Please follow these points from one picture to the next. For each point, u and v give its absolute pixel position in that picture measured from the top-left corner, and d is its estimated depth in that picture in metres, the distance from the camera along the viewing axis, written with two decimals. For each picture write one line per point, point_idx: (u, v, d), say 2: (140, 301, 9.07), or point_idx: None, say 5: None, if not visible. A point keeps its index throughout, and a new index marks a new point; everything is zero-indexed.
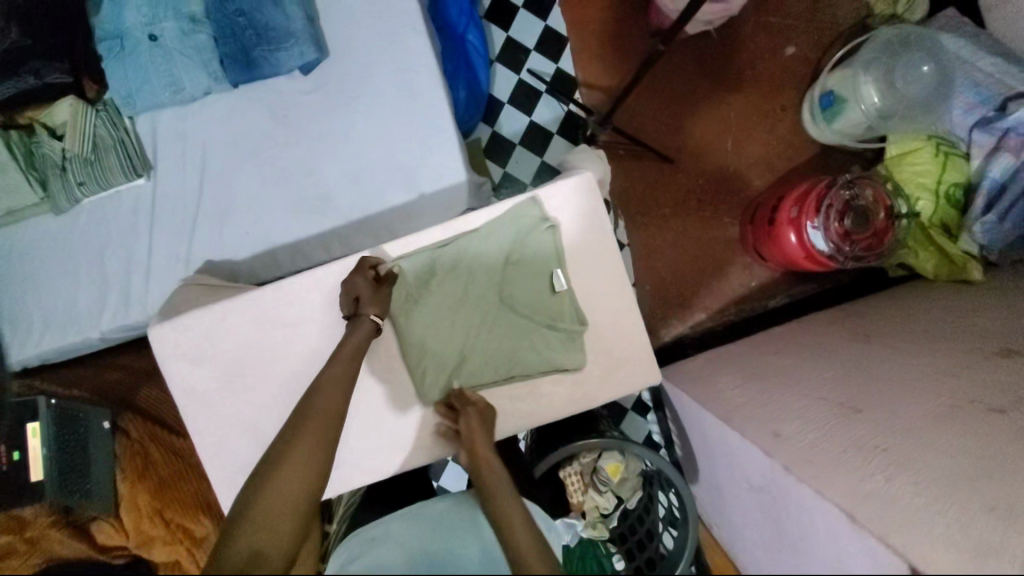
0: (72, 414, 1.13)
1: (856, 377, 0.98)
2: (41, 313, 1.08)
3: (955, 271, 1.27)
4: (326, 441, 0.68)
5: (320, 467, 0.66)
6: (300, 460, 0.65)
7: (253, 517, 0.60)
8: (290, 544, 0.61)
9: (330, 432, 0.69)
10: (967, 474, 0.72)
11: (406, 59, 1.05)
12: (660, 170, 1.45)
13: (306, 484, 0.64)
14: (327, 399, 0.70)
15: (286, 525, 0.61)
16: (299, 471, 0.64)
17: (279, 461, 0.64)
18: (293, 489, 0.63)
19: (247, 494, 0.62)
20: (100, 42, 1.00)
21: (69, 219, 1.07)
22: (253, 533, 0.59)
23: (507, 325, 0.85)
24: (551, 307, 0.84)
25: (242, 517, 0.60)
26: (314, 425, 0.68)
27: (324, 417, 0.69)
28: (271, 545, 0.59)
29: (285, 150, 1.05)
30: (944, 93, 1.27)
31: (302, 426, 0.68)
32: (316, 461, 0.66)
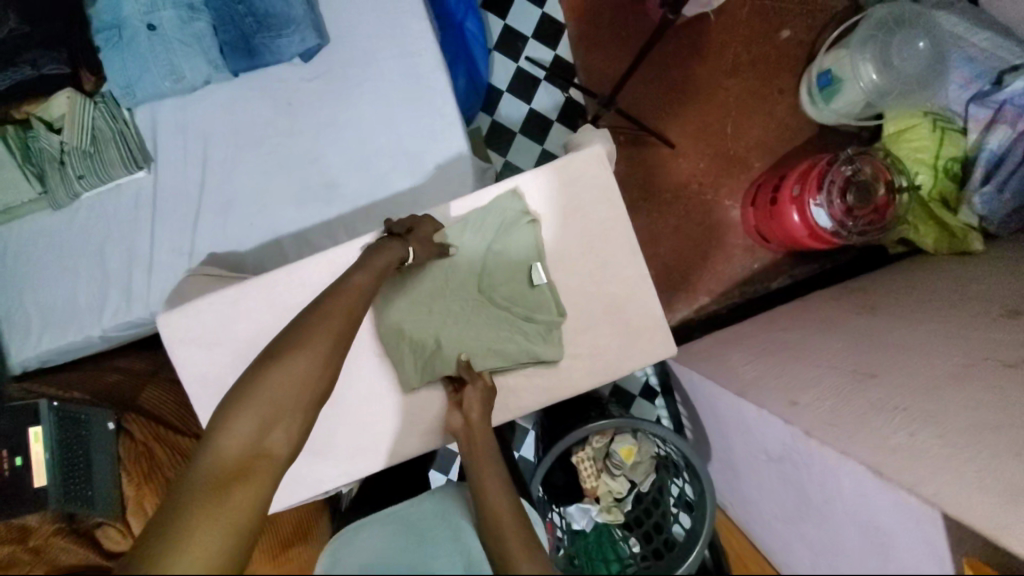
0: (74, 417, 1.05)
1: (870, 344, 0.98)
2: (41, 310, 1.06)
3: (956, 244, 1.29)
4: (334, 350, 0.66)
5: (324, 377, 0.64)
6: (312, 355, 0.64)
7: (246, 416, 0.59)
8: (287, 449, 0.61)
9: (339, 342, 0.67)
10: (993, 423, 0.68)
11: (407, 43, 1.04)
12: (660, 154, 1.45)
13: (308, 392, 0.63)
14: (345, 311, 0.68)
15: (282, 432, 0.60)
16: (301, 380, 0.62)
17: (280, 364, 0.62)
18: (291, 396, 0.62)
19: (241, 388, 0.61)
20: (97, 33, 0.99)
21: (67, 215, 1.06)
22: (248, 431, 0.58)
23: (485, 315, 0.84)
24: (530, 300, 0.83)
25: (234, 410, 0.59)
26: (324, 333, 0.65)
27: (336, 328, 0.66)
28: (264, 449, 0.59)
29: (288, 138, 1.05)
30: (940, 70, 1.29)
31: (311, 329, 0.65)
32: (321, 370, 0.64)
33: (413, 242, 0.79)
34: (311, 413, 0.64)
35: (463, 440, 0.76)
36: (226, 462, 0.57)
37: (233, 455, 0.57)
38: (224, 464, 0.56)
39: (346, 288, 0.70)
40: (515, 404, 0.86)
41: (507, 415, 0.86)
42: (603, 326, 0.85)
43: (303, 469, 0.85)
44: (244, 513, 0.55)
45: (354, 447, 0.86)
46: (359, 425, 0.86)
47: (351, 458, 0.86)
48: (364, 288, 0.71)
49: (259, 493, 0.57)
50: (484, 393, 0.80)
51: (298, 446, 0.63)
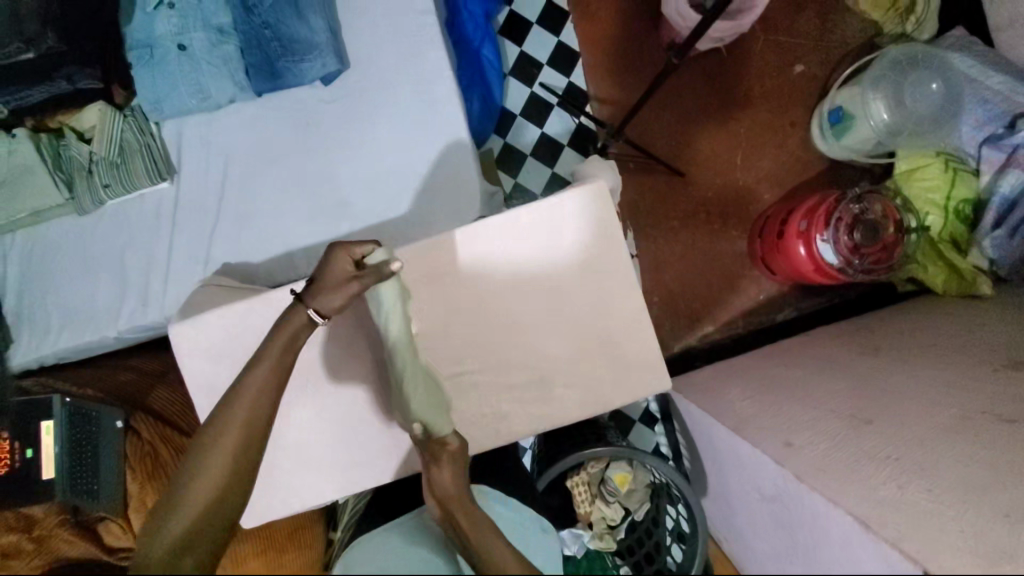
0: (83, 413, 1.08)
1: (870, 389, 0.98)
2: (62, 310, 1.10)
3: (966, 287, 1.28)
4: (244, 447, 0.71)
5: (236, 487, 0.69)
6: (222, 466, 0.69)
7: (165, 532, 0.65)
8: (208, 554, 0.66)
9: (250, 436, 0.72)
10: (979, 482, 0.72)
11: (425, 71, 1.08)
12: (669, 182, 1.46)
13: (222, 494, 0.68)
14: (248, 409, 0.72)
15: (199, 540, 0.65)
16: (213, 485, 0.68)
17: (193, 476, 0.68)
18: (206, 502, 0.67)
19: (162, 507, 0.67)
20: (131, 50, 1.06)
21: (92, 220, 1.11)
22: (168, 545, 0.64)
23: (411, 369, 0.81)
24: (424, 349, 0.82)
25: (156, 529, 0.65)
26: (232, 433, 0.71)
27: (241, 426, 0.71)
28: (183, 558, 0.64)
29: (304, 157, 1.08)
30: (953, 111, 1.30)
31: (217, 435, 0.71)
32: (233, 471, 0.69)
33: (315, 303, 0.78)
34: (229, 514, 0.68)
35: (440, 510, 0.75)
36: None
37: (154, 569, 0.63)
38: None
39: (245, 384, 0.74)
40: (506, 429, 0.87)
41: (499, 440, 0.88)
42: (595, 358, 0.87)
43: (298, 481, 0.88)
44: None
45: (348, 463, 0.88)
46: (354, 442, 0.88)
47: (344, 472, 0.88)
48: (264, 374, 0.74)
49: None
50: (456, 471, 0.77)
51: (221, 551, 0.67)
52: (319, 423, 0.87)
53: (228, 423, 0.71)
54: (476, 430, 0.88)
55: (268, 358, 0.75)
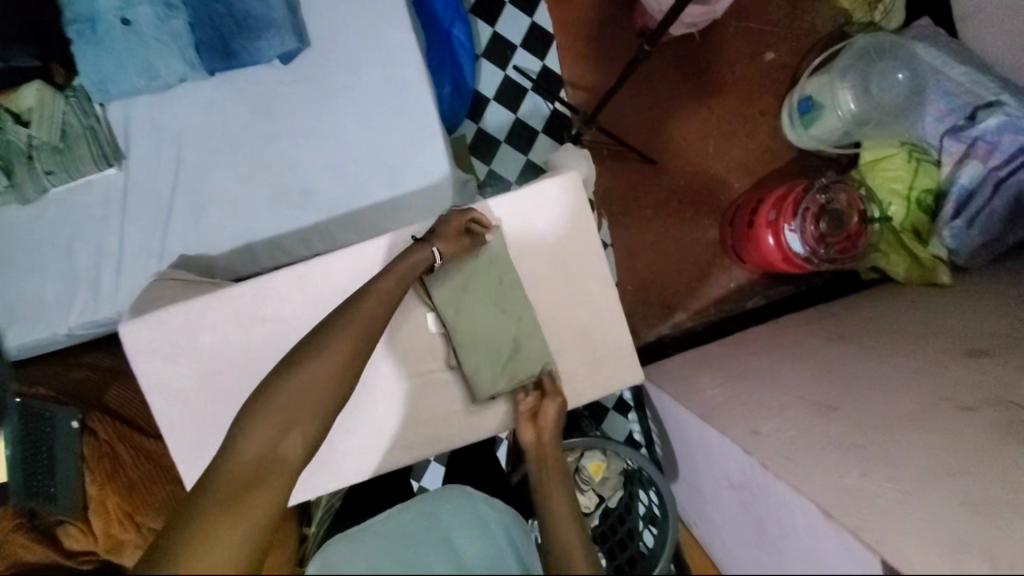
0: (36, 412, 1.03)
1: (836, 376, 1.01)
2: (5, 306, 1.03)
3: (925, 275, 1.31)
4: (350, 361, 0.70)
5: (340, 386, 0.69)
6: (333, 361, 0.69)
7: (263, 422, 0.64)
8: (300, 455, 0.65)
9: (354, 354, 0.71)
10: (942, 468, 0.75)
11: (390, 53, 1.03)
12: (641, 171, 1.45)
13: (322, 400, 0.68)
14: (366, 317, 0.72)
15: (297, 438, 0.65)
16: (313, 389, 0.67)
17: (296, 376, 0.67)
18: (302, 409, 0.66)
19: (261, 400, 0.66)
20: (70, 25, 0.98)
21: (36, 211, 1.03)
22: (264, 437, 0.64)
23: (523, 315, 0.84)
24: (518, 301, 0.84)
25: (251, 420, 0.65)
26: (347, 334, 0.71)
27: (349, 339, 0.70)
28: (278, 454, 0.64)
29: (263, 142, 1.03)
30: (915, 102, 1.33)
31: (325, 343, 0.69)
32: (334, 378, 0.69)
33: (435, 241, 0.80)
34: (331, 408, 0.69)
35: (533, 457, 0.77)
36: (246, 462, 0.62)
37: (251, 457, 0.62)
38: (244, 465, 0.62)
39: (369, 293, 0.74)
40: (479, 423, 0.88)
41: (472, 434, 0.88)
42: (571, 351, 0.88)
43: None
44: (261, 512, 0.59)
45: (317, 463, 0.86)
46: (322, 441, 0.86)
47: (311, 473, 0.86)
48: (384, 297, 0.75)
49: (277, 492, 0.62)
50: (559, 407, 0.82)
51: (308, 458, 0.67)
52: None
53: (343, 324, 0.71)
54: (449, 425, 0.88)
55: (389, 288, 0.75)
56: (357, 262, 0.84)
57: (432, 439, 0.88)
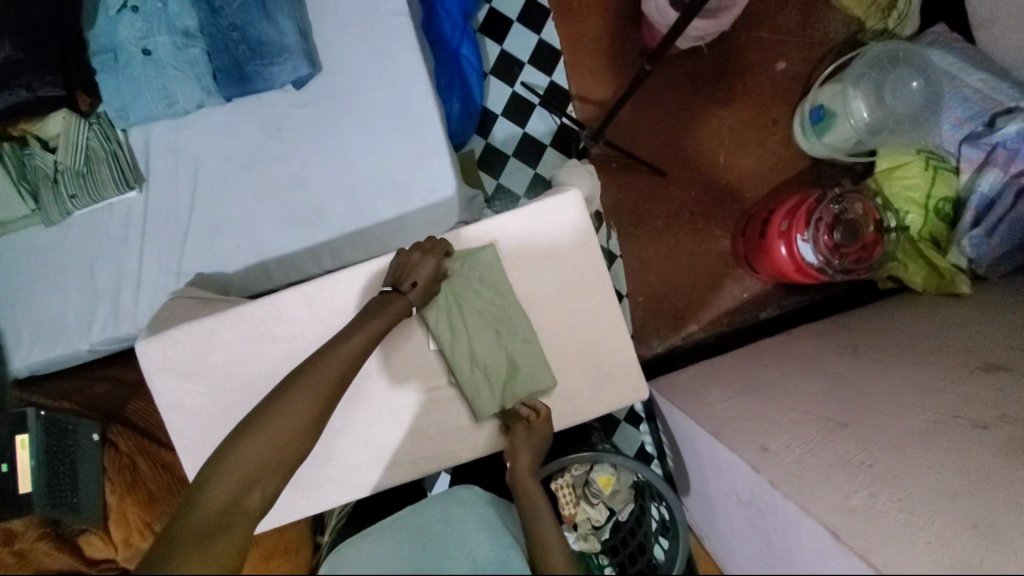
0: (60, 425, 1.07)
1: (848, 391, 1.00)
2: (32, 323, 1.08)
3: (944, 285, 1.28)
4: (316, 417, 0.73)
5: (302, 438, 0.72)
6: (298, 413, 0.71)
7: (227, 474, 0.67)
8: (262, 505, 0.69)
9: (319, 410, 0.73)
10: (952, 490, 0.73)
11: (398, 74, 1.06)
12: (652, 183, 1.45)
13: (288, 451, 0.71)
14: (339, 371, 0.74)
15: (260, 489, 0.69)
16: (278, 443, 0.70)
17: (262, 432, 0.70)
18: (266, 460, 0.69)
19: (224, 453, 0.69)
20: (95, 55, 1.03)
21: (61, 231, 1.08)
22: (229, 489, 0.67)
23: (507, 338, 0.85)
24: (508, 321, 0.85)
25: (216, 471, 0.67)
26: (313, 388, 0.73)
27: (315, 396, 0.72)
28: (241, 504, 0.67)
29: (276, 164, 1.06)
30: (931, 109, 1.29)
31: (291, 399, 0.72)
32: (300, 434, 0.72)
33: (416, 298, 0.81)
34: (294, 457, 0.72)
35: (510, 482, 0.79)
36: (209, 512, 0.65)
37: (214, 507, 0.66)
38: (207, 515, 0.65)
39: (339, 348, 0.76)
40: (484, 441, 0.89)
41: (477, 451, 0.89)
42: (574, 368, 0.89)
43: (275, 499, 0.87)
44: (224, 557, 0.62)
45: (326, 478, 0.87)
46: (329, 457, 0.87)
47: (320, 488, 0.88)
48: (354, 352, 0.76)
49: (238, 541, 0.65)
50: (547, 426, 0.85)
51: (271, 503, 0.70)
52: None
53: (308, 377, 0.73)
54: (454, 442, 0.89)
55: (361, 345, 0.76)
56: (362, 282, 0.87)
57: (438, 456, 0.89)
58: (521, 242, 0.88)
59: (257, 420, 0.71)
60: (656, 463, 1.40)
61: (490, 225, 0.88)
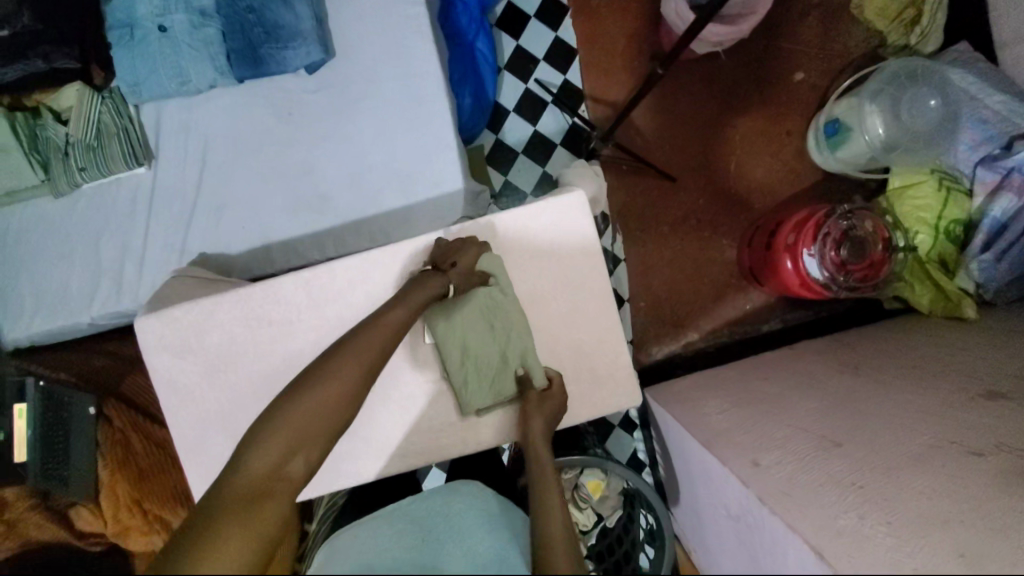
0: (57, 397, 1.08)
1: (843, 410, 0.99)
2: (34, 293, 1.09)
3: (951, 309, 1.26)
4: (359, 386, 0.72)
5: (345, 407, 0.71)
6: (340, 382, 0.71)
7: (273, 439, 0.67)
8: (305, 472, 0.68)
9: (363, 382, 0.73)
10: (942, 516, 0.73)
11: (411, 64, 1.05)
12: (661, 188, 1.44)
13: (331, 418, 0.70)
14: (378, 343, 0.74)
15: (303, 456, 0.68)
16: (320, 412, 0.69)
17: (309, 399, 0.69)
18: (310, 428, 0.69)
19: (269, 418, 0.69)
20: (111, 30, 1.04)
21: (69, 203, 1.09)
22: (273, 454, 0.67)
23: (502, 334, 0.85)
24: (502, 315, 0.85)
25: (262, 436, 0.67)
26: (355, 358, 0.72)
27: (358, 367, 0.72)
28: (285, 470, 0.67)
29: (288, 147, 1.06)
30: (950, 129, 1.29)
31: (337, 368, 0.72)
32: (341, 404, 0.71)
33: (454, 276, 0.82)
34: (336, 425, 0.71)
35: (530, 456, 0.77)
36: (254, 475, 0.65)
37: (260, 471, 0.66)
38: (251, 478, 0.65)
39: (381, 319, 0.76)
40: (475, 438, 0.89)
41: (467, 448, 0.90)
42: (569, 370, 0.89)
43: None
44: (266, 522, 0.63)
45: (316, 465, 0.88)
46: None
47: None
48: (393, 328, 0.76)
49: (280, 507, 0.65)
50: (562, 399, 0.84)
51: (314, 472, 0.70)
52: None
53: (351, 347, 0.73)
54: (444, 436, 0.89)
55: (398, 321, 0.76)
56: (360, 269, 0.87)
57: (428, 450, 0.89)
58: (528, 240, 0.88)
59: (301, 386, 0.70)
60: (648, 470, 1.40)
61: (496, 218, 0.88)
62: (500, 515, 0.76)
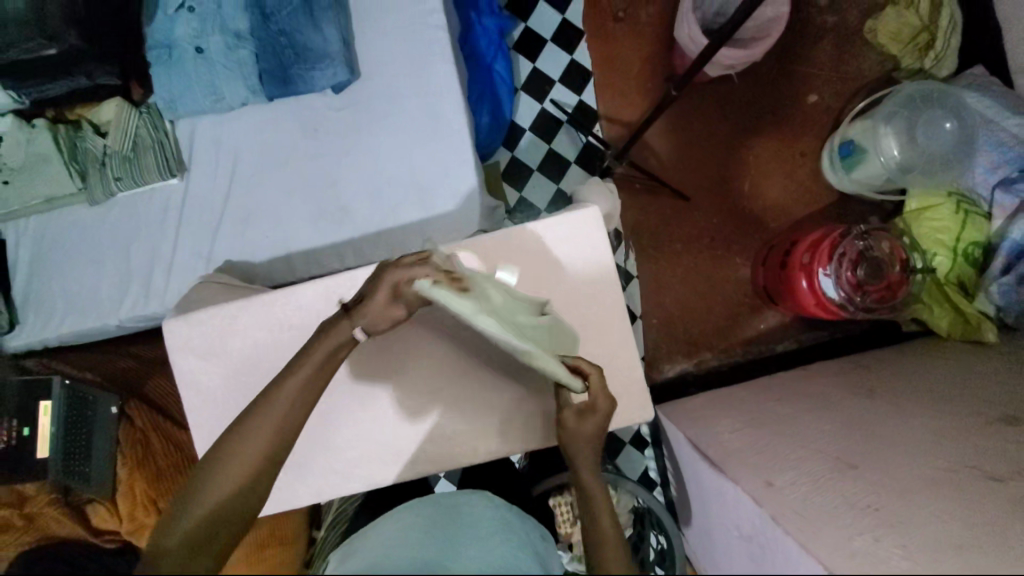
0: (81, 396, 1.11)
1: (859, 432, 0.98)
2: (66, 296, 1.13)
3: (969, 331, 1.25)
4: (261, 464, 0.69)
5: (251, 487, 0.69)
6: (243, 462, 0.69)
7: (175, 541, 0.64)
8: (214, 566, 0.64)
9: (269, 456, 0.70)
10: (960, 541, 0.71)
11: (433, 84, 1.09)
12: (675, 206, 1.45)
13: (237, 501, 0.68)
14: (281, 409, 0.71)
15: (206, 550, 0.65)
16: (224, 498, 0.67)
17: (207, 486, 0.67)
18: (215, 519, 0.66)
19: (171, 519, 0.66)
20: (151, 50, 1.10)
21: (103, 211, 1.14)
22: (175, 558, 0.63)
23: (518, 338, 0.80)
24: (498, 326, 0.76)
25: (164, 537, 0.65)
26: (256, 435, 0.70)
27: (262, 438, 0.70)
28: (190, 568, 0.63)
29: (312, 161, 1.11)
30: (966, 152, 1.29)
31: (240, 442, 0.70)
32: (245, 486, 0.68)
33: (360, 318, 0.74)
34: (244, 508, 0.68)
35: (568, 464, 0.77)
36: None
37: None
38: None
39: (279, 388, 0.72)
40: (485, 448, 0.90)
41: (477, 458, 0.90)
42: None
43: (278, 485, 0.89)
44: None
45: (329, 470, 0.89)
46: (335, 449, 0.89)
47: (321, 479, 0.89)
48: (292, 395, 0.71)
49: None
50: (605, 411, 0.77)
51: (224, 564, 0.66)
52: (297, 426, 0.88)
53: (249, 424, 0.70)
54: (454, 445, 0.90)
55: (296, 388, 0.72)
56: None
57: (438, 459, 0.90)
58: (544, 253, 0.90)
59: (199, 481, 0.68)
60: (658, 489, 1.38)
61: (511, 232, 0.90)
62: (513, 522, 0.77)
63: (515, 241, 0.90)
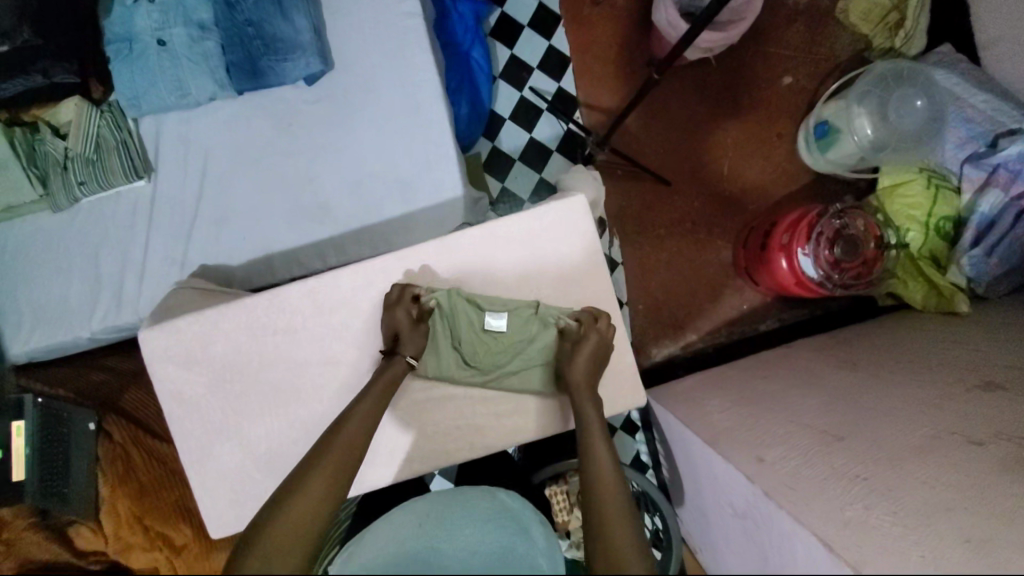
0: (56, 413, 1.06)
1: (844, 405, 1.00)
2: (31, 310, 1.08)
3: (942, 303, 1.29)
4: (338, 476, 0.68)
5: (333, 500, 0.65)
6: (325, 477, 0.67)
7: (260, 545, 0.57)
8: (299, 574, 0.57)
9: (341, 472, 0.68)
10: (945, 503, 0.74)
11: (409, 74, 1.07)
12: (656, 190, 1.46)
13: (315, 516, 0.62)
14: (348, 439, 0.73)
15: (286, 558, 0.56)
16: (312, 507, 0.62)
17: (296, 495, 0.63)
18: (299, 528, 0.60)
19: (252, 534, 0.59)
20: (109, 44, 1.04)
21: (69, 217, 1.09)
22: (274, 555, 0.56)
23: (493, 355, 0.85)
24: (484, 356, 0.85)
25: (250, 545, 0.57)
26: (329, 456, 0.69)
27: (338, 464, 0.69)
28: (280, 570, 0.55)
29: (287, 159, 1.07)
30: (936, 128, 1.32)
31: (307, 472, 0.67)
32: (328, 494, 0.65)
33: (404, 349, 0.83)
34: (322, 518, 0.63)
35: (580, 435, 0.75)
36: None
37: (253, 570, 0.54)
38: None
39: (349, 416, 0.76)
40: (480, 443, 0.89)
41: (474, 452, 0.90)
42: None
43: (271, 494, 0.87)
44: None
45: None
46: None
47: None
48: (362, 426, 0.75)
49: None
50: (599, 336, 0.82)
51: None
52: (288, 431, 0.86)
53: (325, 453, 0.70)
54: (451, 441, 0.89)
55: (363, 417, 0.76)
56: (366, 277, 0.87)
57: (434, 455, 0.89)
58: (533, 242, 0.89)
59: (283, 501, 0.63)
60: (651, 472, 1.40)
61: (495, 227, 0.89)
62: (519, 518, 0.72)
63: (502, 232, 0.88)
